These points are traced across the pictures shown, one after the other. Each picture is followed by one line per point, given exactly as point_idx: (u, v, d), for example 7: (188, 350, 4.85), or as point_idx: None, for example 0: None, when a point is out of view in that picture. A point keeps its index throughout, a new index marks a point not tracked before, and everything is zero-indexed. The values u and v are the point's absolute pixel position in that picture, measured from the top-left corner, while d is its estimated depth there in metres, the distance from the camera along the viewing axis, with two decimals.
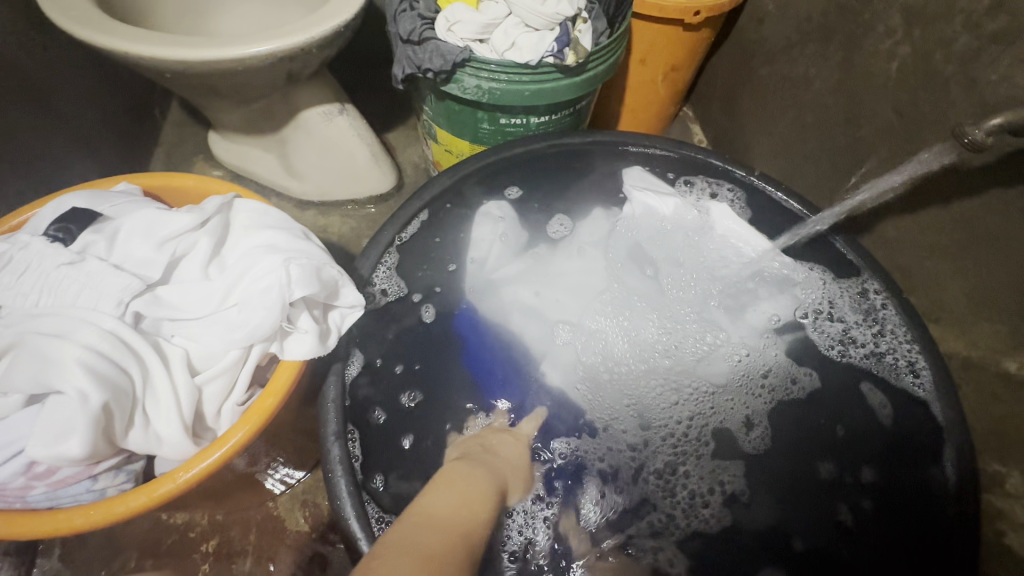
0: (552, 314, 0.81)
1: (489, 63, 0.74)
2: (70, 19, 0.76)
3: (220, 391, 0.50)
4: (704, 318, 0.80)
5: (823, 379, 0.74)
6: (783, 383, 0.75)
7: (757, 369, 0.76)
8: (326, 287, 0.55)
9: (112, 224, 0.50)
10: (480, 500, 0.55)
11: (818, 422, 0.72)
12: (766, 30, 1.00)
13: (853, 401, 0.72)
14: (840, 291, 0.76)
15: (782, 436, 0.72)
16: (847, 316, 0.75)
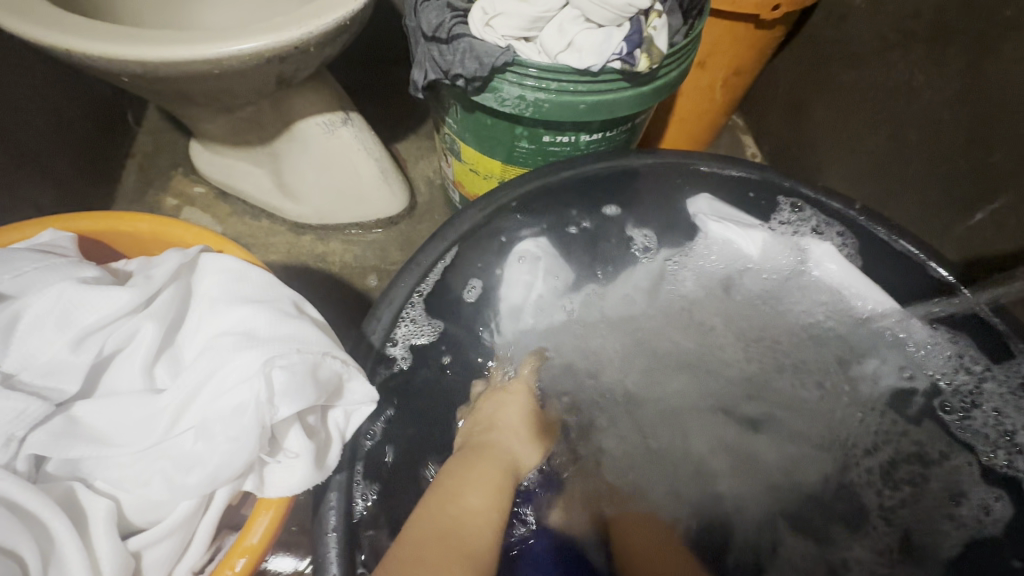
0: (591, 386, 0.64)
1: (537, 68, 0.58)
2: (2, 6, 0.59)
3: (167, 555, 0.34)
4: (802, 385, 0.64)
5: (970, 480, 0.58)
6: (922, 484, 0.58)
7: (870, 460, 0.60)
8: (327, 388, 0.38)
9: (8, 309, 0.35)
10: (479, 491, 0.49)
11: (972, 544, 0.55)
12: (852, 29, 0.83)
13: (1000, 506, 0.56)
14: (1004, 377, 0.59)
15: (938, 563, 0.55)
16: (1016, 416, 0.59)
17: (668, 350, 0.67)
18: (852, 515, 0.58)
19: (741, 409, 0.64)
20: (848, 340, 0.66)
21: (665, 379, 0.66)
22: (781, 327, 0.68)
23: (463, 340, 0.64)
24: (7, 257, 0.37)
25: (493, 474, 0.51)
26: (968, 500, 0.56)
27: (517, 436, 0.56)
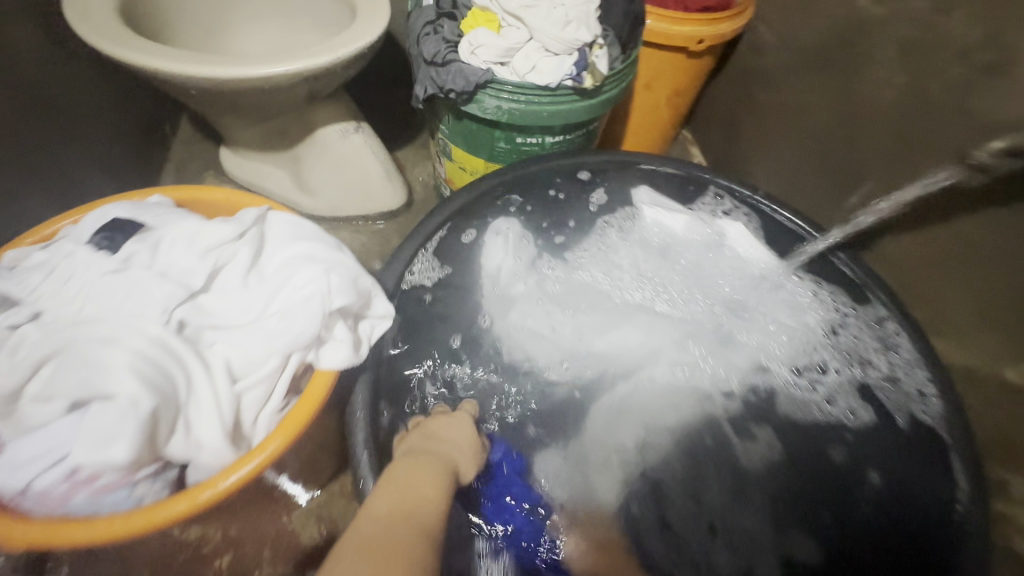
0: (554, 336, 0.81)
1: (510, 85, 0.77)
2: (102, 35, 0.77)
3: (258, 398, 0.50)
4: (711, 330, 0.83)
5: (844, 393, 0.76)
6: (800, 398, 0.77)
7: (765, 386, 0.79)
8: (361, 297, 0.56)
9: (156, 233, 0.52)
10: (420, 474, 0.51)
11: (831, 442, 0.74)
12: (764, 58, 1.04)
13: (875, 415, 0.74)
14: (858, 316, 0.78)
15: (807, 467, 0.73)
16: (866, 340, 0.77)
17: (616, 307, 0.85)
18: (745, 426, 0.76)
19: (673, 352, 0.82)
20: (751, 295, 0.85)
21: (608, 331, 0.83)
22: (702, 288, 0.86)
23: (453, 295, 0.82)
24: (148, 208, 0.55)
25: (430, 473, 0.52)
26: (828, 406, 0.76)
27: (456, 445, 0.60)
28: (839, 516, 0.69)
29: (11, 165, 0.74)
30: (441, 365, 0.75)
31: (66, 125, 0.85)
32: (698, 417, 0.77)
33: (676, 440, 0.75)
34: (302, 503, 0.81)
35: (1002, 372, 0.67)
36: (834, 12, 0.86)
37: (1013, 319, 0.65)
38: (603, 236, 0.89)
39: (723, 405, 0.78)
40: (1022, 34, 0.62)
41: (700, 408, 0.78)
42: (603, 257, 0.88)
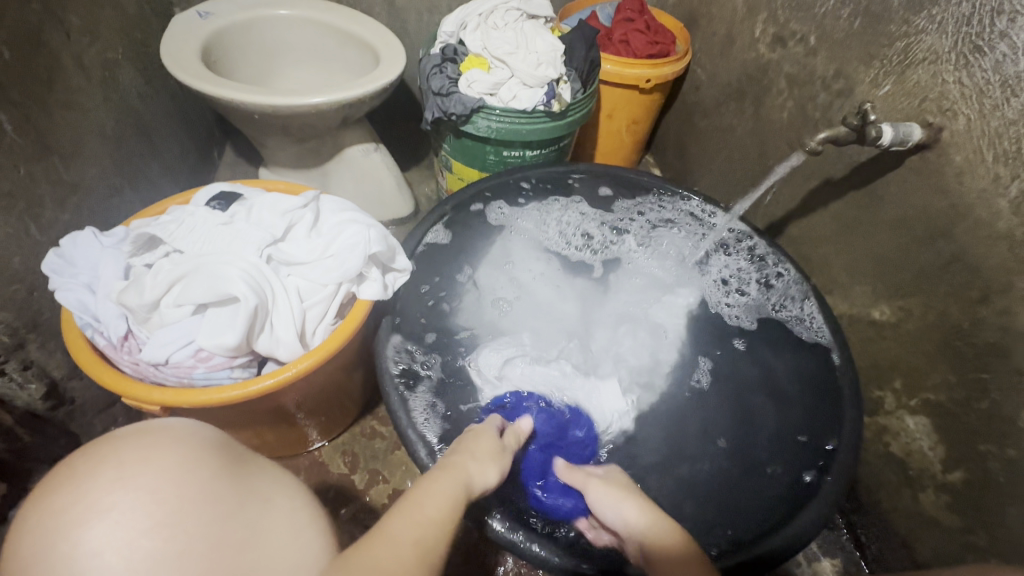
0: (517, 306, 0.97)
1: (497, 109, 1.02)
2: (191, 75, 1.02)
3: (318, 314, 0.71)
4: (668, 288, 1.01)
5: (773, 341, 0.92)
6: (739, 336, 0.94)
7: (712, 334, 0.94)
8: (390, 250, 0.77)
9: (251, 202, 0.75)
10: (426, 514, 0.51)
11: (759, 375, 0.89)
12: (701, 94, 1.31)
13: (792, 357, 0.90)
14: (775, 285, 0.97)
15: (743, 399, 0.87)
16: (783, 301, 0.95)
17: (577, 273, 1.03)
18: (689, 357, 0.92)
19: (637, 303, 1.00)
20: (699, 267, 1.02)
21: (585, 288, 1.01)
22: (645, 265, 1.04)
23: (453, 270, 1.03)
24: (244, 190, 0.79)
25: (451, 489, 0.56)
26: (764, 349, 0.92)
27: (480, 469, 0.62)
28: (757, 415, 0.86)
29: (119, 172, 0.97)
30: (445, 321, 0.91)
31: (151, 145, 1.09)
32: (653, 351, 0.93)
33: (634, 370, 0.91)
34: (329, 439, 0.99)
35: (870, 313, 0.89)
36: (744, 57, 1.13)
37: (873, 271, 0.87)
38: (559, 225, 1.07)
39: (673, 340, 0.94)
40: (855, 69, 0.87)
41: (655, 344, 0.94)
42: (579, 231, 1.06)
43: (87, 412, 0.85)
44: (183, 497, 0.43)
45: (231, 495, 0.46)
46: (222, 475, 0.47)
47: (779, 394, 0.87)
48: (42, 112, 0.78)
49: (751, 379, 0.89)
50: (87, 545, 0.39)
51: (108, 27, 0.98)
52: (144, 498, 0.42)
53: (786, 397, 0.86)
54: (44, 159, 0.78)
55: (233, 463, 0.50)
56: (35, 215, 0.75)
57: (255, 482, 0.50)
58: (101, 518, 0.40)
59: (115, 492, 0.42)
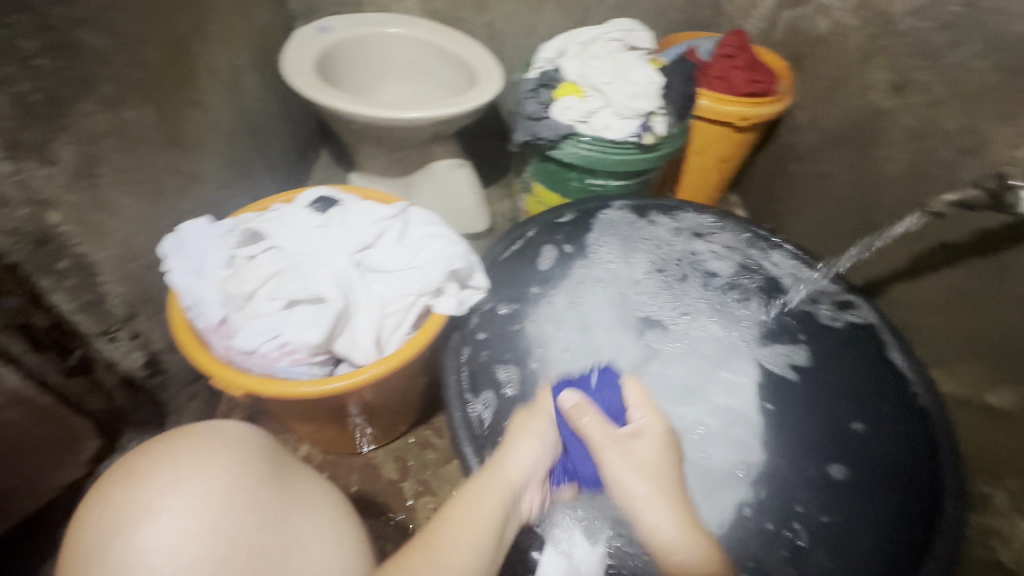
0: (577, 343, 0.94)
1: (587, 137, 1.02)
2: (305, 84, 1.09)
3: (395, 322, 0.73)
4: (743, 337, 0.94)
5: (870, 410, 0.84)
6: (827, 403, 0.85)
7: (796, 399, 0.87)
8: (470, 267, 0.78)
9: (346, 207, 0.79)
10: (472, 524, 0.55)
11: (846, 447, 0.82)
12: (799, 137, 1.24)
13: (892, 431, 0.81)
14: (869, 345, 0.88)
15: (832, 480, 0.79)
16: (873, 362, 0.87)
17: (643, 310, 0.98)
18: (760, 423, 0.86)
19: (708, 352, 0.93)
20: (785, 319, 0.94)
21: (653, 330, 0.96)
22: (720, 307, 0.97)
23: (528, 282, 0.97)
24: (340, 195, 0.83)
25: (493, 500, 0.58)
26: (860, 415, 0.84)
27: (531, 464, 0.63)
28: (844, 485, 0.79)
29: (231, 167, 1.05)
30: (507, 343, 0.90)
31: (261, 145, 1.18)
32: (722, 408, 0.88)
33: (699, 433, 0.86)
34: (385, 443, 1.01)
35: (984, 396, 0.79)
36: (852, 103, 1.06)
37: (990, 349, 0.79)
38: (635, 258, 1.02)
39: (744, 402, 0.88)
40: (990, 126, 0.80)
41: (725, 404, 0.88)
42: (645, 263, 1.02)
43: (175, 384, 0.92)
44: (231, 503, 0.49)
45: (276, 501, 0.52)
46: (268, 481, 0.53)
47: (869, 466, 0.80)
48: (177, 108, 0.87)
49: (836, 454, 0.81)
50: (139, 544, 0.45)
51: (240, 36, 1.07)
52: (195, 501, 0.48)
53: (879, 472, 0.79)
54: (174, 151, 0.86)
55: (282, 470, 0.56)
56: (159, 201, 0.82)
57: (299, 486, 0.56)
58: (156, 520, 0.46)
59: (174, 495, 0.48)
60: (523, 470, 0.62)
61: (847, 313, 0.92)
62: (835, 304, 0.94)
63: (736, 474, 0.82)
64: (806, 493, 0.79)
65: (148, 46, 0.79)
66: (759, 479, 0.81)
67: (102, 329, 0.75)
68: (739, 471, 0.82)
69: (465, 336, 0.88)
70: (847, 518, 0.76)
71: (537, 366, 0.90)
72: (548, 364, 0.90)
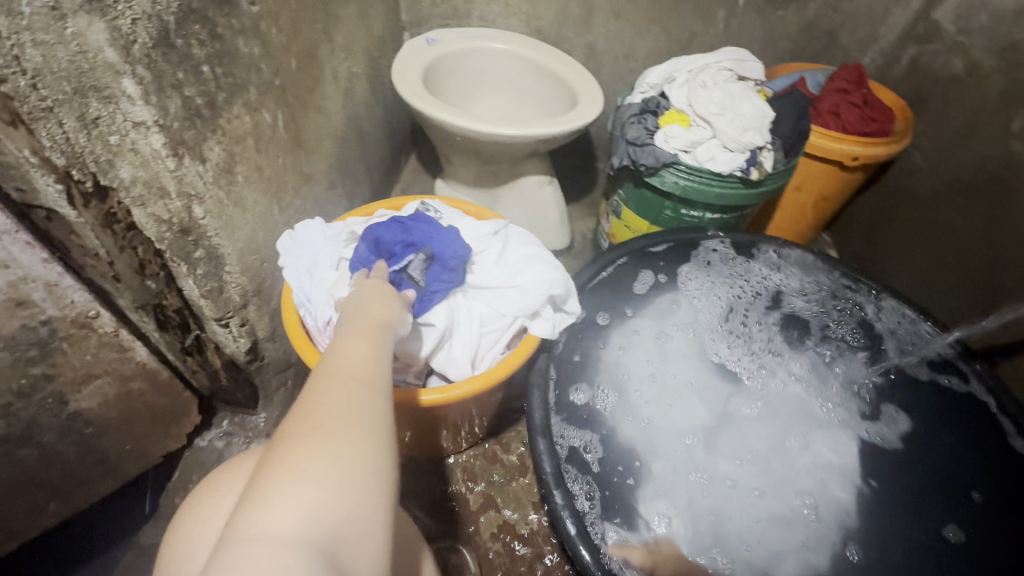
0: (659, 379, 0.91)
1: (688, 167, 1.00)
2: (416, 94, 1.13)
3: (492, 340, 0.74)
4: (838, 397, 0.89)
5: (983, 493, 0.78)
6: (928, 483, 0.80)
7: (893, 473, 0.82)
8: (566, 292, 0.78)
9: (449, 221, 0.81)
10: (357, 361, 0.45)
11: (959, 530, 0.76)
12: (915, 181, 1.16)
13: (1010, 521, 0.75)
14: (988, 425, 0.82)
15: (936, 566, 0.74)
16: (989, 444, 0.81)
17: (730, 353, 0.94)
18: (851, 492, 0.81)
19: (798, 408, 0.89)
20: (887, 384, 0.88)
21: (740, 376, 0.92)
22: (821, 359, 0.92)
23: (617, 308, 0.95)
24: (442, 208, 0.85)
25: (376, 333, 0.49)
26: (971, 498, 0.78)
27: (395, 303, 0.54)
28: (946, 573, 0.74)
29: (337, 169, 1.10)
30: (590, 370, 0.88)
31: (364, 149, 1.23)
32: (809, 471, 0.84)
33: (785, 493, 0.82)
34: (454, 453, 1.01)
35: None
36: (988, 151, 1.01)
37: None
38: (731, 296, 0.98)
39: (833, 466, 0.84)
40: None
41: (814, 466, 0.84)
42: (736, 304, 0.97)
43: (270, 371, 0.96)
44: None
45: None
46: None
47: (979, 559, 0.74)
48: (303, 113, 0.92)
49: (938, 539, 0.76)
50: (265, 527, 0.34)
51: (359, 46, 1.13)
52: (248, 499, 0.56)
53: (993, 566, 0.73)
54: (295, 153, 0.91)
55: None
56: (280, 199, 0.87)
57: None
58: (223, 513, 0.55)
59: (302, 488, 0.36)
60: (406, 311, 0.56)
61: (966, 386, 0.85)
62: (952, 374, 0.86)
63: (824, 546, 0.77)
64: (911, 575, 0.74)
65: (289, 55, 0.85)
66: (859, 554, 0.76)
67: (219, 314, 0.80)
68: (827, 542, 0.78)
69: (551, 358, 0.86)
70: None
71: (617, 399, 0.87)
72: (628, 398, 0.88)
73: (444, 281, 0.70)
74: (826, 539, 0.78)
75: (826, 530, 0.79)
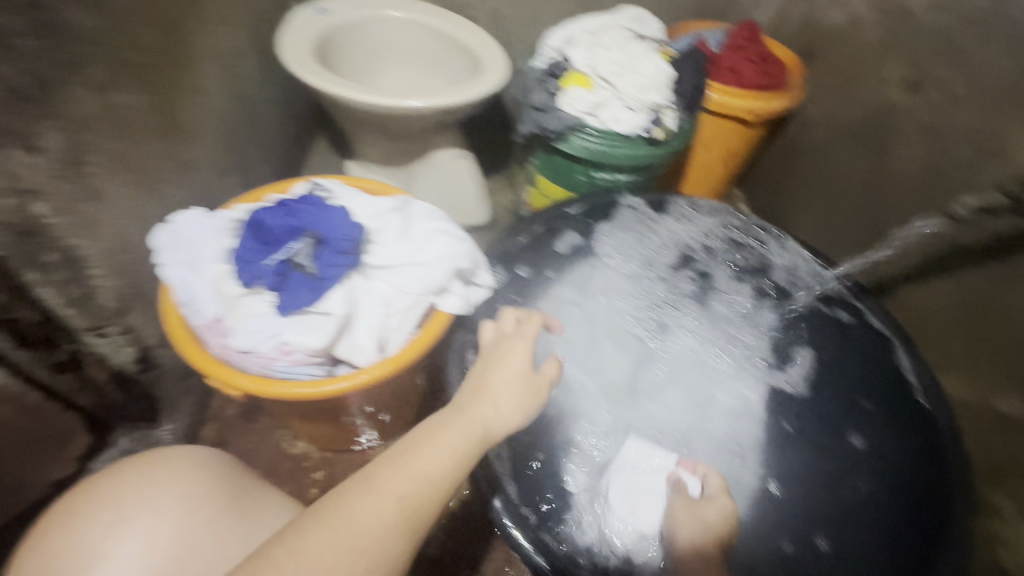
0: (579, 339, 0.88)
1: (597, 132, 1.00)
2: (306, 69, 1.05)
3: (400, 322, 0.71)
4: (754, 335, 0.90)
5: (883, 412, 0.81)
6: (838, 408, 0.82)
7: (808, 404, 0.83)
8: (475, 266, 0.76)
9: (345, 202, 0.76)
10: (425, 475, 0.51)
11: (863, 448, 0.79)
12: (810, 133, 1.21)
13: (905, 435, 0.79)
14: (882, 348, 0.87)
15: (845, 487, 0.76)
16: (884, 364, 0.85)
17: (649, 305, 0.93)
18: (771, 427, 0.81)
19: (717, 351, 0.88)
20: (794, 319, 0.91)
21: (660, 326, 0.91)
22: (726, 309, 0.92)
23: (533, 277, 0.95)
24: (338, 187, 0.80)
25: (460, 446, 0.54)
26: (873, 418, 0.81)
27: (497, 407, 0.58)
28: (855, 493, 0.75)
29: (227, 154, 1.01)
30: None
31: (258, 131, 1.14)
32: (732, 412, 0.83)
33: (709, 438, 0.81)
34: (383, 440, 0.99)
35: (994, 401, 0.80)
36: (867, 101, 1.04)
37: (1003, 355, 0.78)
38: (643, 253, 0.97)
39: (753, 404, 0.84)
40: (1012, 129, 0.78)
41: (736, 406, 0.83)
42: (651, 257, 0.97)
43: (168, 379, 0.89)
44: (184, 527, 0.56)
45: (235, 525, 0.58)
46: (226, 507, 0.59)
47: (883, 475, 0.76)
48: (173, 95, 0.83)
49: (849, 459, 0.78)
50: None
51: (238, 18, 1.03)
52: (151, 528, 0.55)
53: (891, 479, 0.76)
54: (168, 138, 0.82)
55: (243, 494, 0.62)
56: (153, 190, 0.79)
57: (259, 509, 0.62)
58: (120, 541, 0.54)
59: None
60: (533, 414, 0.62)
61: (859, 314, 0.90)
62: (847, 303, 0.92)
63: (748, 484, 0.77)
64: (824, 496, 0.75)
65: (144, 27, 0.75)
66: (763, 497, 0.76)
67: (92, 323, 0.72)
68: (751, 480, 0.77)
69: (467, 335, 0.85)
70: (850, 537, 0.73)
71: (537, 365, 0.85)
72: (549, 361, 0.86)
73: (337, 266, 0.67)
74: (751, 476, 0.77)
75: (750, 467, 0.78)
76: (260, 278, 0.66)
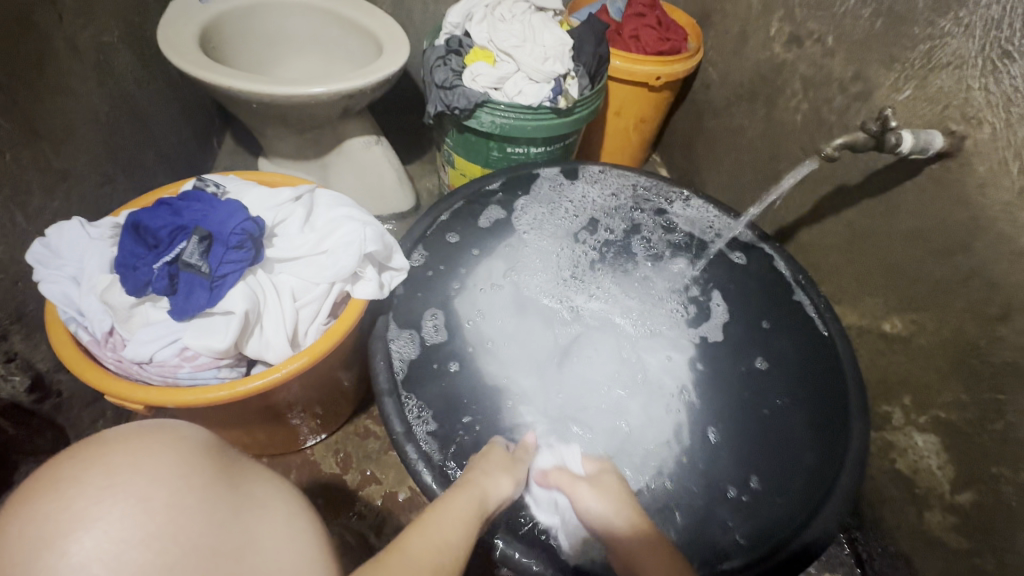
0: (503, 314, 0.91)
1: (502, 104, 1.00)
2: (189, 62, 0.99)
3: (311, 313, 0.69)
4: (667, 291, 0.96)
5: (782, 346, 0.88)
6: (743, 348, 0.89)
7: (718, 350, 0.90)
8: (385, 249, 0.75)
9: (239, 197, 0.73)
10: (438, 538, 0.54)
11: (767, 383, 0.86)
12: (712, 93, 1.26)
13: (804, 364, 0.86)
14: (783, 287, 0.93)
15: (753, 419, 0.83)
16: (785, 301, 0.92)
17: (569, 275, 0.98)
18: (684, 374, 0.88)
19: (633, 311, 0.95)
20: (700, 272, 0.98)
21: (580, 293, 0.96)
22: (634, 273, 0.98)
23: (454, 257, 0.95)
24: (233, 183, 0.77)
25: (468, 504, 0.61)
26: (778, 352, 0.88)
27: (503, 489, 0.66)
28: (762, 423, 0.83)
29: (112, 159, 0.94)
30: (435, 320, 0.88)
31: (148, 133, 1.06)
32: (651, 365, 0.89)
33: (632, 393, 0.86)
34: (321, 438, 0.97)
35: (880, 325, 0.86)
36: (757, 56, 1.09)
37: (884, 282, 0.85)
38: (557, 227, 1.02)
39: (669, 353, 0.90)
40: (875, 72, 0.84)
41: (653, 360, 0.90)
42: (567, 230, 1.02)
43: (73, 404, 0.84)
44: (175, 506, 0.41)
45: (226, 503, 0.44)
46: (217, 484, 0.45)
47: (786, 404, 0.84)
48: (32, 97, 0.76)
49: (756, 394, 0.85)
50: None
51: (104, 10, 0.95)
52: (137, 507, 0.40)
53: (792, 409, 0.83)
54: (33, 145, 0.75)
55: (229, 469, 0.48)
56: (21, 203, 0.73)
57: (251, 487, 0.48)
58: (91, 528, 0.38)
59: None
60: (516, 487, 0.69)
61: (760, 258, 0.97)
62: (750, 248, 0.98)
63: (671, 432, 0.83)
64: (739, 429, 0.83)
65: None
66: (678, 444, 0.82)
67: None
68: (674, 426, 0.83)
69: (391, 321, 0.84)
70: (755, 466, 0.79)
71: (466, 347, 0.86)
72: (477, 340, 0.87)
73: (233, 261, 0.64)
74: (672, 423, 0.84)
75: (670, 416, 0.84)
76: (148, 282, 0.63)
